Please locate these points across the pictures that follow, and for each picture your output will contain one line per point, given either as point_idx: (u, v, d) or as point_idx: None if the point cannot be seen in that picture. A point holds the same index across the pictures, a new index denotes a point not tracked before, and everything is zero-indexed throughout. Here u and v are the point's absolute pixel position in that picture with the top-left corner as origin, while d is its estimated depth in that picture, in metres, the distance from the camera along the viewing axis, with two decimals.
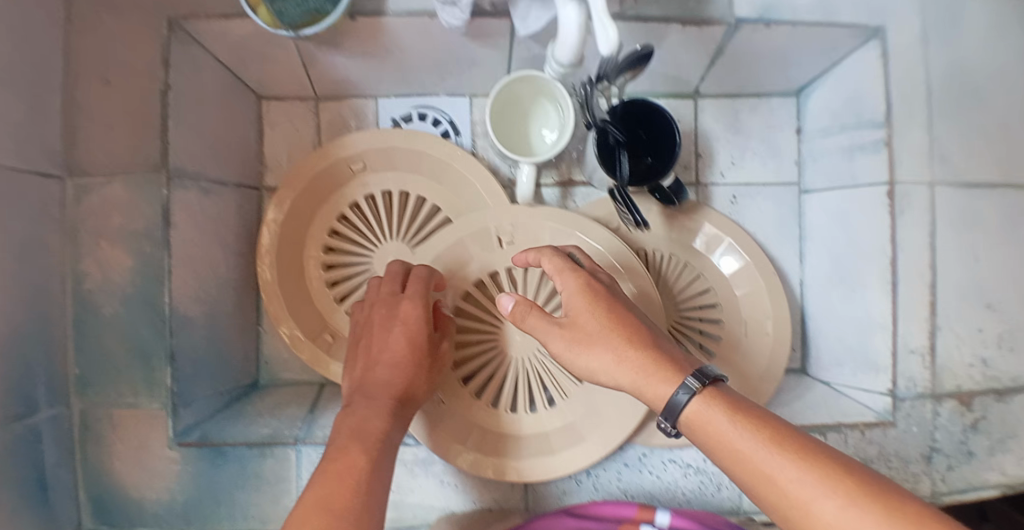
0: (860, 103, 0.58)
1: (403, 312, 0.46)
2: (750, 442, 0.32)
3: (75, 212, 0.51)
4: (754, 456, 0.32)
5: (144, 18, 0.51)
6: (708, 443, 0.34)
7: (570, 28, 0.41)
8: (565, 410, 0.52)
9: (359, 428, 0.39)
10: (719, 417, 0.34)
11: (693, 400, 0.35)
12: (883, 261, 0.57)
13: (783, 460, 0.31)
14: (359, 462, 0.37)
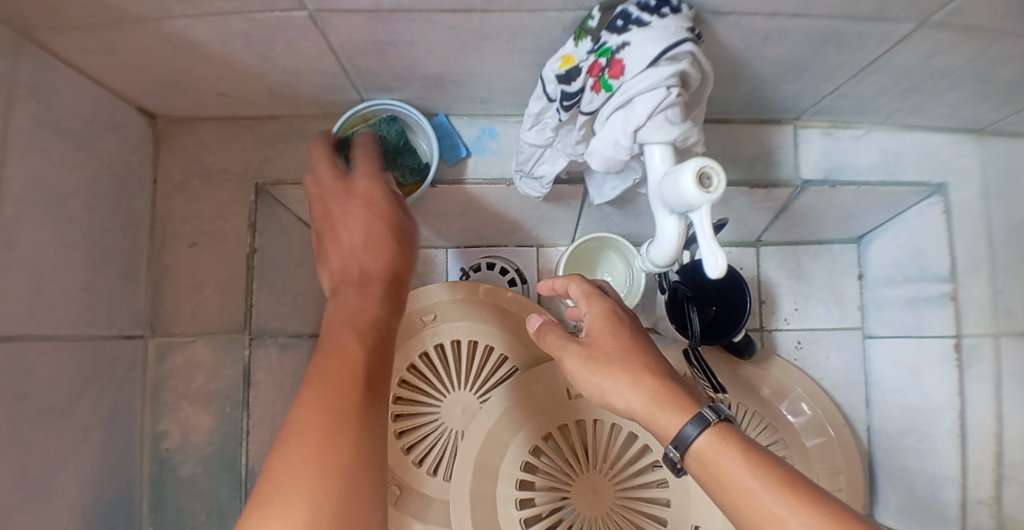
0: (924, 257, 0.60)
1: (373, 226, 0.41)
2: (764, 495, 0.29)
3: (157, 373, 0.52)
4: (760, 507, 0.29)
5: (235, 183, 0.53)
6: (712, 486, 0.32)
7: (670, 236, 0.41)
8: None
9: (333, 360, 0.34)
10: (726, 456, 0.31)
11: (699, 434, 0.32)
12: (952, 414, 0.57)
13: (790, 513, 0.28)
14: (333, 401, 0.32)
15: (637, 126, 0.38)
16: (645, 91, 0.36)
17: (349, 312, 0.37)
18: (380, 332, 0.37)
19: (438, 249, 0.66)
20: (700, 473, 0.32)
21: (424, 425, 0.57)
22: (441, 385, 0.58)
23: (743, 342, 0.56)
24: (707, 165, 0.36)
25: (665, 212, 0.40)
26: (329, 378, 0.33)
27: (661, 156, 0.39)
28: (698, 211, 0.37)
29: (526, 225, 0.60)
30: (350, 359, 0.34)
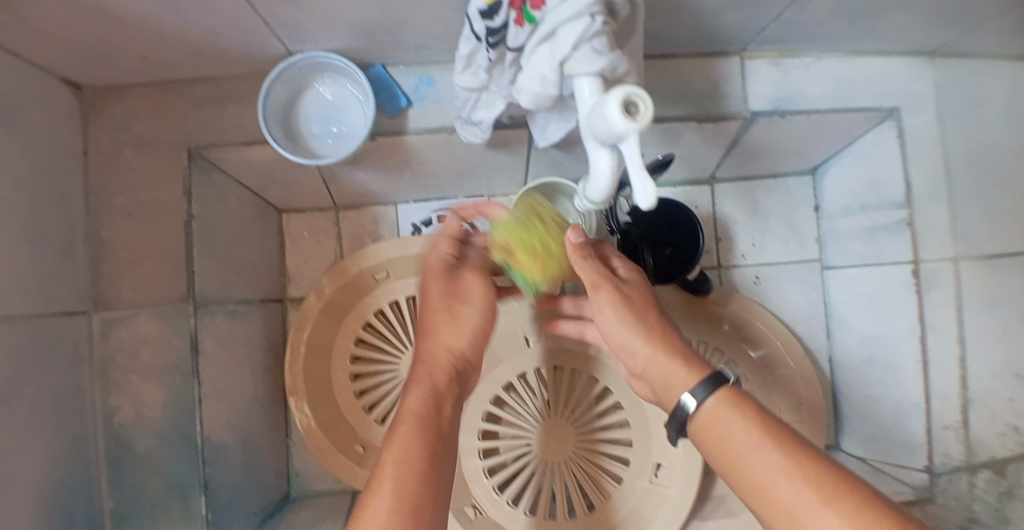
0: (880, 185, 0.59)
1: (462, 313, 0.40)
2: (765, 456, 0.30)
3: (104, 348, 0.51)
4: (760, 468, 0.30)
5: (167, 150, 0.51)
6: (715, 447, 0.33)
7: (603, 172, 0.38)
8: (606, 513, 0.52)
9: (403, 453, 0.30)
10: (731, 419, 0.32)
11: (709, 398, 0.34)
12: (912, 340, 0.58)
13: (788, 476, 0.29)
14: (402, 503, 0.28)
15: (564, 58, 0.37)
16: (567, 21, 0.35)
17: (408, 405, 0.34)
18: (438, 423, 0.34)
19: (388, 206, 0.66)
20: (705, 434, 0.34)
21: (386, 382, 0.58)
22: (398, 342, 0.58)
23: (699, 280, 0.56)
24: (636, 92, 0.34)
25: (596, 145, 0.37)
26: (394, 475, 0.29)
27: (591, 88, 0.37)
28: (626, 141, 0.35)
29: (473, 173, 0.59)
30: (415, 451, 0.31)
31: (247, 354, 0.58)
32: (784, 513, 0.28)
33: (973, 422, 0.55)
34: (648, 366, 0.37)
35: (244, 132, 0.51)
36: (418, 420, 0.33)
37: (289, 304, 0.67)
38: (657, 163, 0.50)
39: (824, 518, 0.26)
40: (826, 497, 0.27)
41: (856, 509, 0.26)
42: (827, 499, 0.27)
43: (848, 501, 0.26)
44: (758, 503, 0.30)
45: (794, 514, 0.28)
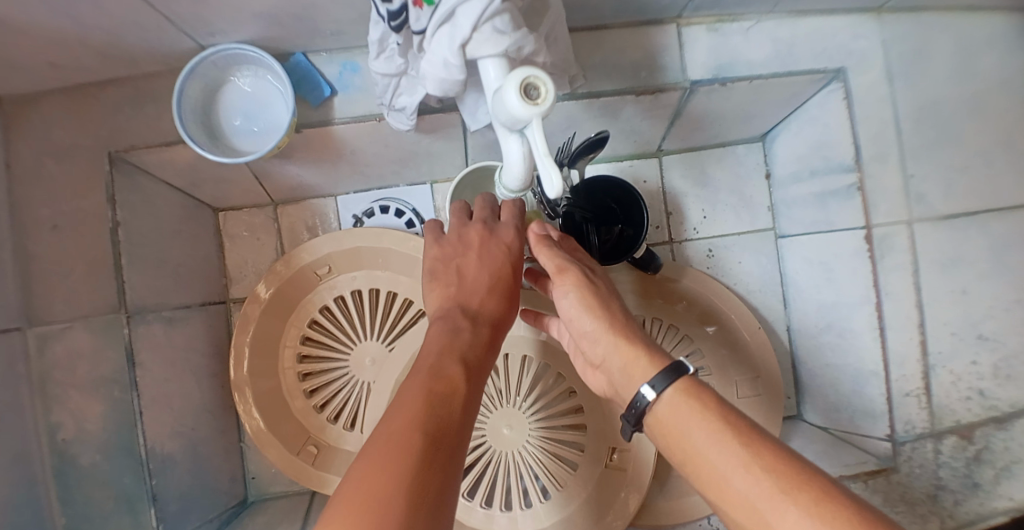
0: (829, 148, 0.57)
1: (475, 268, 0.40)
2: (725, 453, 0.28)
3: (40, 365, 0.49)
4: (720, 462, 0.28)
5: (87, 155, 0.50)
6: (672, 441, 0.32)
7: (515, 159, 0.37)
8: (561, 502, 0.51)
9: (431, 382, 0.30)
10: (689, 412, 0.31)
11: (667, 389, 0.32)
12: (869, 308, 0.56)
13: (748, 472, 0.27)
14: (421, 414, 0.27)
15: (464, 40, 0.35)
16: (463, 1, 0.34)
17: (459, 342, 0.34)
18: (469, 361, 0.33)
19: (326, 199, 0.64)
20: (664, 430, 0.32)
21: (337, 379, 0.57)
22: (347, 337, 0.57)
23: (647, 257, 0.54)
24: (535, 74, 0.33)
25: (505, 131, 0.36)
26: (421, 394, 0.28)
27: (494, 70, 0.36)
28: (530, 126, 0.34)
29: (412, 161, 0.57)
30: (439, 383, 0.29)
31: (190, 357, 0.58)
32: (748, 511, 0.26)
33: (935, 390, 0.54)
34: (608, 360, 0.36)
35: (162, 133, 0.49)
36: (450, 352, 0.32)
37: (232, 305, 0.66)
38: (590, 140, 0.46)
39: (783, 512, 0.25)
40: (786, 491, 0.25)
41: (817, 502, 0.24)
42: (789, 493, 0.25)
43: (811, 494, 0.25)
44: (721, 501, 0.28)
45: (756, 511, 0.26)
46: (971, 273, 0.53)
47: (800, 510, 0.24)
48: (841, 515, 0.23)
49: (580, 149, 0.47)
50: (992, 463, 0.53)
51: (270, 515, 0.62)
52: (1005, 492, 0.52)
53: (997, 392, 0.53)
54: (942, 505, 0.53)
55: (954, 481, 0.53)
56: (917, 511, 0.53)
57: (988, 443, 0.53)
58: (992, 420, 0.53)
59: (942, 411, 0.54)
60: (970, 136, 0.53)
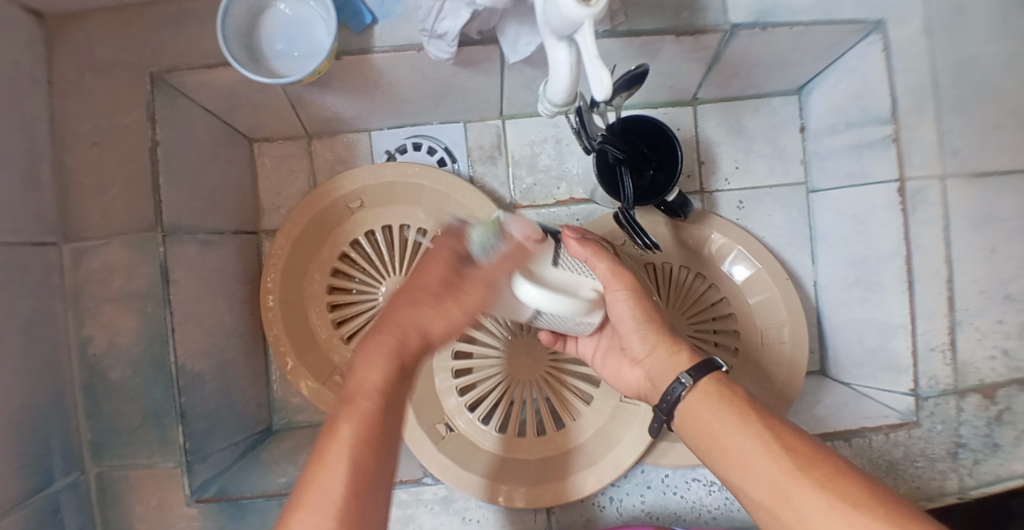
0: (866, 100, 0.57)
1: (455, 315, 0.39)
2: (750, 442, 0.34)
3: (75, 277, 0.50)
4: (745, 450, 0.34)
5: (126, 71, 0.49)
6: (700, 430, 0.37)
7: (561, 69, 0.37)
8: (574, 431, 0.53)
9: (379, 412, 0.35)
10: (715, 404, 0.37)
11: (700, 380, 0.38)
12: (898, 261, 0.55)
13: (770, 455, 0.33)
14: (353, 465, 0.32)
15: None
16: None
17: (364, 379, 0.36)
18: (397, 402, 0.36)
19: (360, 133, 0.64)
20: (693, 417, 0.38)
21: (364, 312, 0.58)
22: (375, 271, 0.59)
23: (679, 202, 0.55)
24: None
25: (554, 39, 0.36)
26: (354, 441, 0.33)
27: None
28: (581, 31, 0.34)
29: (446, 97, 0.57)
30: (376, 429, 0.34)
31: (223, 281, 0.58)
32: (772, 489, 0.32)
33: (960, 346, 0.53)
34: (650, 356, 0.42)
35: (202, 54, 0.50)
36: (379, 394, 0.35)
37: (263, 236, 0.66)
38: (629, 73, 0.46)
39: (802, 489, 0.31)
40: (804, 470, 0.32)
41: (828, 478, 0.31)
42: (804, 472, 0.32)
43: (826, 472, 0.31)
44: (743, 480, 0.34)
45: (776, 489, 0.32)
46: (1001, 231, 0.53)
47: (812, 483, 0.31)
48: (850, 488, 0.30)
49: (619, 83, 0.47)
50: (1014, 424, 0.54)
51: (293, 442, 0.63)
52: (1022, 454, 0.54)
53: (1022, 353, 0.53)
54: (961, 464, 0.55)
55: (974, 440, 0.54)
56: (936, 468, 0.55)
57: (1010, 404, 0.54)
58: (1016, 382, 0.54)
59: (966, 368, 0.54)
60: (1010, 94, 0.52)
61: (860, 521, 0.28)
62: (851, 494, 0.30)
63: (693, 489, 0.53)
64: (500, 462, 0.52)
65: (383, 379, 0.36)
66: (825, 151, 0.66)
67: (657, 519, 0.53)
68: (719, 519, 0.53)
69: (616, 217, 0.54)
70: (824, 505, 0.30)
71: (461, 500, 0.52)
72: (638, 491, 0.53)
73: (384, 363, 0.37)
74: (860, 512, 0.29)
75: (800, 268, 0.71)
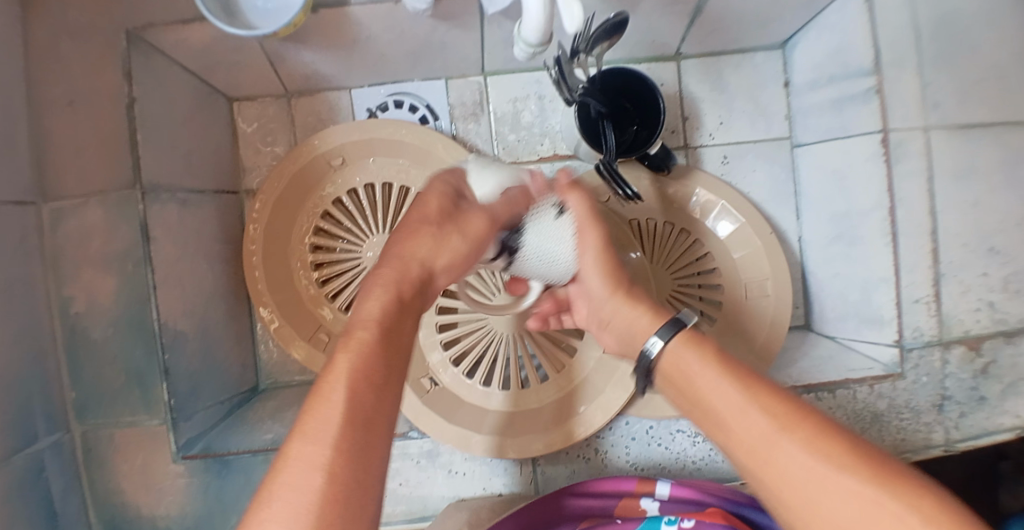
0: (849, 53, 0.57)
1: (456, 245, 0.37)
2: (732, 396, 0.32)
3: (54, 238, 0.50)
4: (724, 403, 0.32)
5: (99, 28, 0.49)
6: (681, 387, 0.36)
7: (534, 8, 0.37)
8: (559, 383, 0.54)
9: (382, 347, 0.31)
10: (693, 358, 0.36)
11: (672, 339, 0.37)
12: (882, 213, 0.55)
13: (752, 410, 0.31)
14: (355, 397, 0.28)
15: None
16: None
17: (363, 311, 0.33)
18: (402, 337, 0.33)
19: (340, 92, 0.64)
20: (674, 377, 0.37)
21: (348, 272, 0.58)
22: (358, 230, 0.58)
23: (661, 156, 0.56)
24: None
25: None
26: (355, 372, 0.29)
27: None
28: None
29: (425, 55, 0.57)
30: (376, 362, 0.30)
31: (203, 243, 0.58)
32: (753, 447, 0.30)
33: (945, 297, 0.53)
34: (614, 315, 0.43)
35: (178, 10, 0.49)
36: (382, 327, 0.32)
37: (244, 196, 0.66)
38: (608, 22, 0.46)
39: (784, 444, 0.28)
40: (786, 428, 0.29)
41: (813, 436, 0.28)
42: (786, 428, 0.29)
43: (808, 431, 0.28)
44: (724, 440, 0.32)
45: (756, 448, 0.29)
46: (985, 182, 0.52)
47: (795, 443, 0.28)
48: (838, 449, 0.27)
49: (598, 31, 0.46)
50: (999, 378, 0.54)
51: (279, 403, 0.63)
52: (1007, 406, 0.54)
53: (1007, 305, 0.53)
54: (947, 416, 0.55)
55: (960, 393, 0.54)
56: (921, 421, 0.56)
57: (995, 356, 0.53)
58: (1001, 334, 0.53)
59: (950, 319, 0.53)
60: (997, 44, 0.52)
61: (845, 480, 0.25)
62: (839, 455, 0.26)
63: (678, 441, 0.53)
64: (483, 414, 0.52)
65: (385, 312, 0.33)
66: (809, 107, 0.66)
67: (642, 470, 0.54)
68: (702, 469, 0.54)
69: (596, 169, 0.54)
70: (806, 463, 0.27)
71: (447, 454, 0.52)
72: (623, 442, 0.54)
73: (385, 296, 0.34)
74: (846, 475, 0.25)
75: (784, 225, 0.71)
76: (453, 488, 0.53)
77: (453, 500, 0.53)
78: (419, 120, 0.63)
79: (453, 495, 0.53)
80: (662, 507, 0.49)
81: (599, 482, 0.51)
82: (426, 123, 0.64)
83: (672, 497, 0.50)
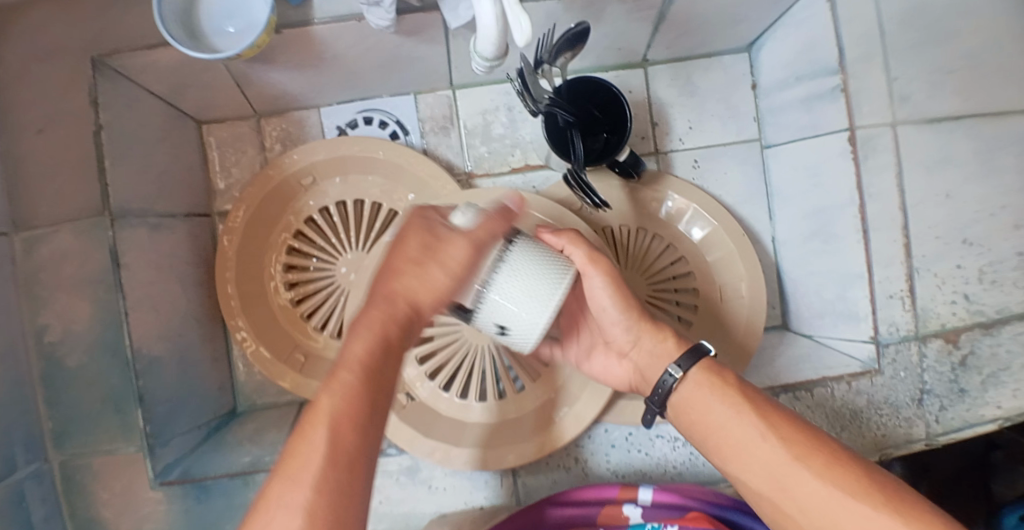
0: (814, 52, 0.57)
1: (435, 279, 0.36)
2: (749, 431, 0.36)
3: (25, 268, 0.50)
4: (745, 437, 0.36)
5: (66, 56, 0.49)
6: (694, 422, 0.39)
7: (487, 22, 0.38)
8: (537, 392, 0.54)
9: (368, 386, 0.33)
10: (711, 395, 0.38)
11: (692, 368, 0.39)
12: (853, 209, 0.55)
13: (767, 443, 0.36)
14: (336, 441, 0.30)
15: None
16: None
17: (349, 352, 0.34)
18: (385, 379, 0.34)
19: (311, 110, 0.64)
20: (686, 412, 0.39)
21: (322, 290, 0.58)
22: (332, 247, 0.59)
23: (631, 161, 0.56)
24: None
25: None
26: (339, 416, 0.31)
27: None
28: None
29: (390, 69, 0.57)
30: (362, 406, 0.32)
31: (176, 265, 0.58)
32: (771, 476, 0.35)
33: (920, 292, 0.53)
34: (632, 348, 0.43)
35: (143, 35, 0.49)
36: (365, 368, 0.33)
37: (217, 217, 0.66)
38: (569, 32, 0.46)
39: (804, 475, 0.34)
40: (803, 459, 0.34)
41: (827, 465, 0.34)
42: (805, 458, 0.34)
43: (823, 459, 0.34)
44: (740, 469, 0.36)
45: (777, 477, 0.35)
46: (953, 175, 0.53)
47: (813, 474, 0.33)
48: (847, 475, 0.33)
49: (559, 41, 0.47)
50: (979, 369, 0.54)
51: (261, 422, 0.63)
52: (988, 398, 0.54)
53: (982, 297, 0.53)
54: (928, 410, 0.55)
55: (940, 386, 0.54)
56: (902, 416, 0.55)
57: (973, 348, 0.53)
58: (978, 326, 0.53)
59: (926, 313, 0.53)
60: (957, 39, 0.52)
61: (857, 506, 0.32)
62: (848, 481, 0.32)
63: (658, 446, 0.54)
64: (461, 426, 0.53)
65: (369, 354, 0.33)
66: (778, 106, 0.66)
67: (624, 478, 0.54)
68: (685, 474, 0.54)
69: (565, 178, 0.54)
70: (825, 493, 0.33)
71: (427, 470, 0.52)
72: (603, 450, 0.54)
73: (371, 336, 0.34)
74: (861, 502, 0.32)
75: (759, 225, 0.71)
76: (436, 503, 0.53)
77: (436, 515, 0.53)
78: (390, 135, 0.64)
79: (436, 510, 0.53)
80: (645, 512, 0.49)
81: (582, 491, 0.51)
82: (396, 138, 0.64)
83: (655, 503, 0.49)
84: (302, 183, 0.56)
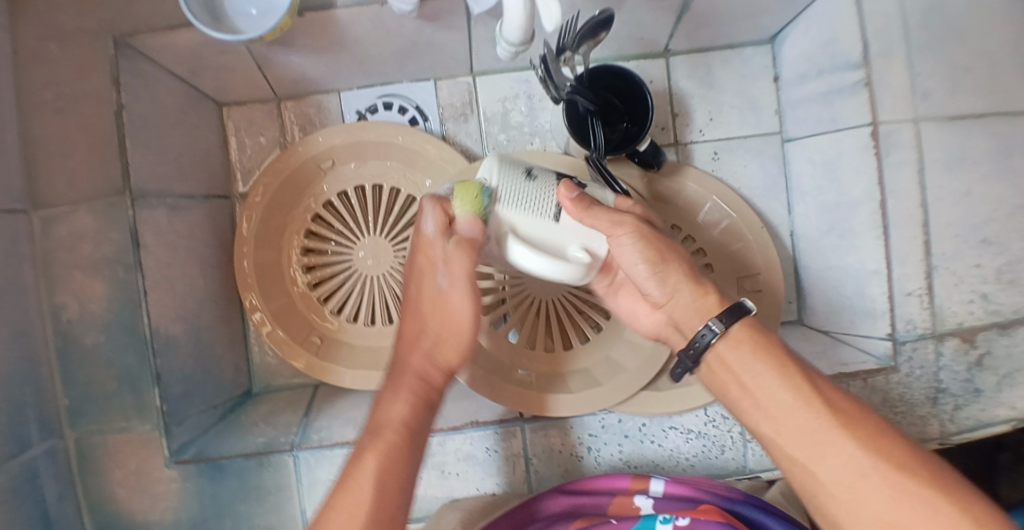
0: (838, 46, 0.57)
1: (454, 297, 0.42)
2: (788, 397, 0.36)
3: (44, 245, 0.50)
4: (785, 403, 0.36)
5: (86, 35, 0.48)
6: (724, 380, 0.39)
7: (515, 5, 0.38)
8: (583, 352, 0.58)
9: (403, 444, 0.40)
10: (749, 351, 0.38)
11: (733, 326, 0.38)
12: (872, 206, 0.55)
13: (807, 411, 0.35)
14: (374, 490, 0.37)
15: None
16: None
17: (390, 413, 0.41)
18: (413, 436, 0.41)
19: (330, 94, 0.64)
20: (727, 368, 0.38)
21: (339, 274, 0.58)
22: (350, 231, 0.59)
23: (651, 151, 0.55)
24: None
25: None
26: (379, 471, 0.38)
27: None
28: None
29: (411, 54, 0.56)
30: (399, 457, 0.39)
31: (194, 246, 0.58)
32: (806, 446, 0.35)
33: (937, 290, 0.53)
34: (670, 297, 0.41)
35: (165, 15, 0.49)
36: (403, 428, 0.41)
37: (235, 200, 0.66)
38: (594, 19, 0.46)
39: (846, 446, 0.33)
40: (846, 428, 0.34)
41: (869, 437, 0.33)
42: (848, 429, 0.34)
43: (866, 432, 0.33)
44: (780, 431, 0.36)
45: (814, 443, 0.34)
46: (975, 173, 0.52)
47: (852, 447, 0.33)
48: (893, 450, 0.32)
49: (584, 28, 0.46)
50: (995, 369, 0.54)
51: (274, 405, 0.63)
52: (1003, 398, 0.54)
53: (1000, 296, 0.53)
54: (941, 409, 0.55)
55: (955, 385, 0.54)
56: (916, 414, 0.55)
57: (990, 346, 0.53)
58: (995, 325, 0.53)
59: (943, 311, 0.53)
60: (983, 36, 0.52)
61: (901, 484, 0.31)
62: (893, 456, 0.32)
63: (671, 438, 0.54)
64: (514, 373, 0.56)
65: (407, 412, 0.42)
66: (799, 101, 0.66)
67: (636, 468, 0.54)
68: (697, 466, 0.55)
69: (585, 166, 0.54)
70: (866, 464, 0.32)
71: (438, 456, 0.52)
72: (616, 441, 0.54)
73: (407, 400, 0.42)
74: (902, 480, 0.31)
75: (776, 219, 0.71)
76: (447, 488, 0.53)
77: (446, 500, 0.54)
78: (409, 121, 0.64)
79: (446, 495, 0.54)
80: (657, 504, 0.49)
81: (593, 480, 0.51)
82: (415, 124, 0.64)
83: (666, 494, 0.49)
84: (323, 166, 0.57)
